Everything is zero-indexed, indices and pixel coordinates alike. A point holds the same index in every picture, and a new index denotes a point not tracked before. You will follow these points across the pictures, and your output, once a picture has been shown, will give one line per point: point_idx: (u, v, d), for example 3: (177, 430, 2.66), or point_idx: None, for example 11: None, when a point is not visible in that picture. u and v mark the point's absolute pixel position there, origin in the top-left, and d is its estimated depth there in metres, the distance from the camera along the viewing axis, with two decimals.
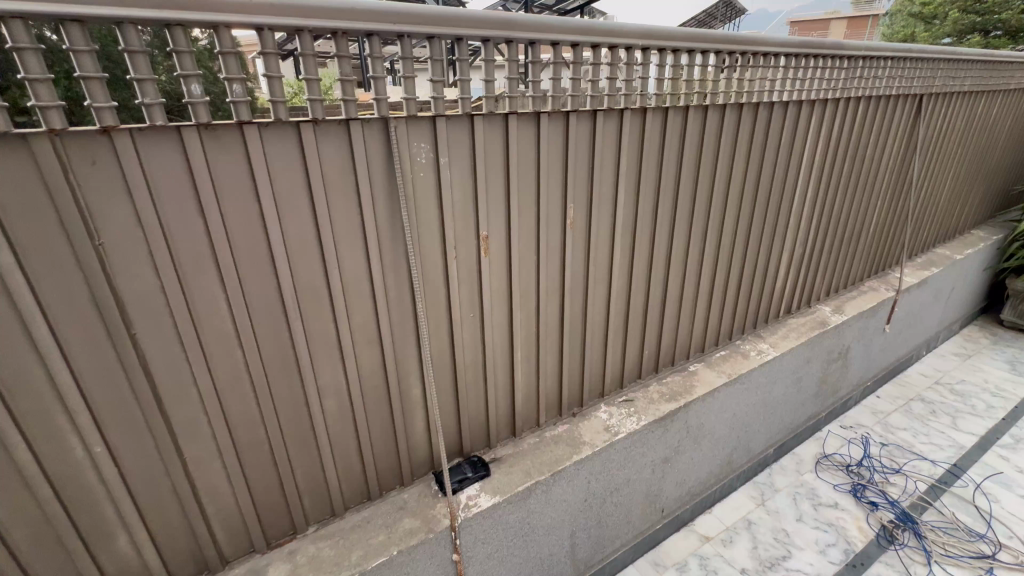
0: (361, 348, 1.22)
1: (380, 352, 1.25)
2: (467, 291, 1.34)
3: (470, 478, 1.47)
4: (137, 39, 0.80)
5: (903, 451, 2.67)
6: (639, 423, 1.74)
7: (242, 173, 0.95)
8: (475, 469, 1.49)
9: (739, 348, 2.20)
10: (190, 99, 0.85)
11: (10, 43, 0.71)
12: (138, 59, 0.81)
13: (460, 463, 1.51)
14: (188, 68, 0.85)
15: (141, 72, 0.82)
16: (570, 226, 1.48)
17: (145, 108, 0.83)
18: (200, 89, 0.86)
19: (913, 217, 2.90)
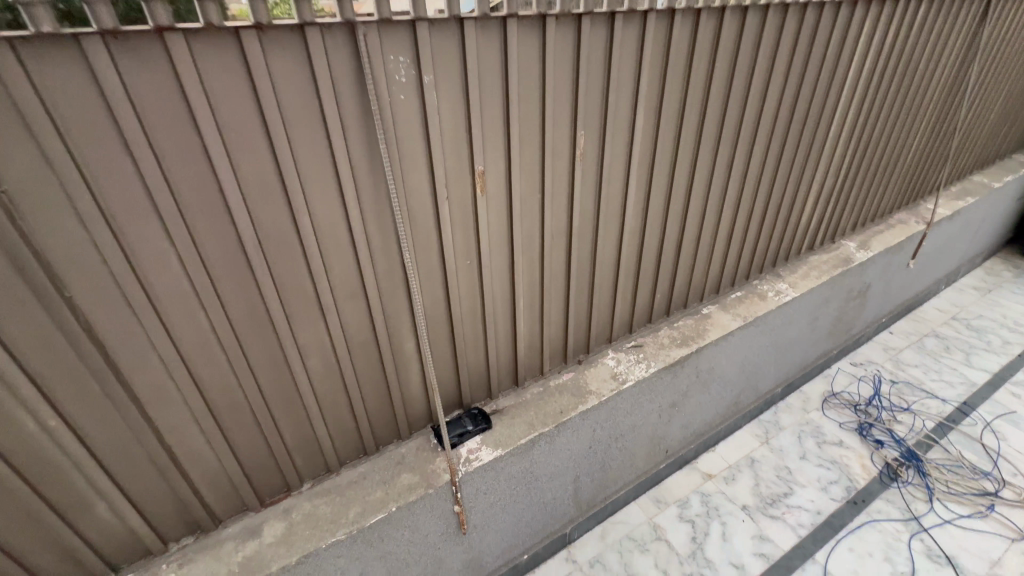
0: (345, 301, 1.09)
1: (367, 305, 1.12)
2: (462, 235, 1.19)
3: (471, 431, 1.40)
4: None
5: (912, 389, 2.63)
6: (647, 370, 1.66)
7: (173, 99, 0.76)
8: (476, 422, 1.41)
9: (756, 288, 2.07)
10: None
11: None
12: None
13: (460, 415, 1.43)
14: None
15: None
16: (580, 159, 1.28)
17: (24, 8, 0.62)
18: None
19: (956, 141, 2.63)
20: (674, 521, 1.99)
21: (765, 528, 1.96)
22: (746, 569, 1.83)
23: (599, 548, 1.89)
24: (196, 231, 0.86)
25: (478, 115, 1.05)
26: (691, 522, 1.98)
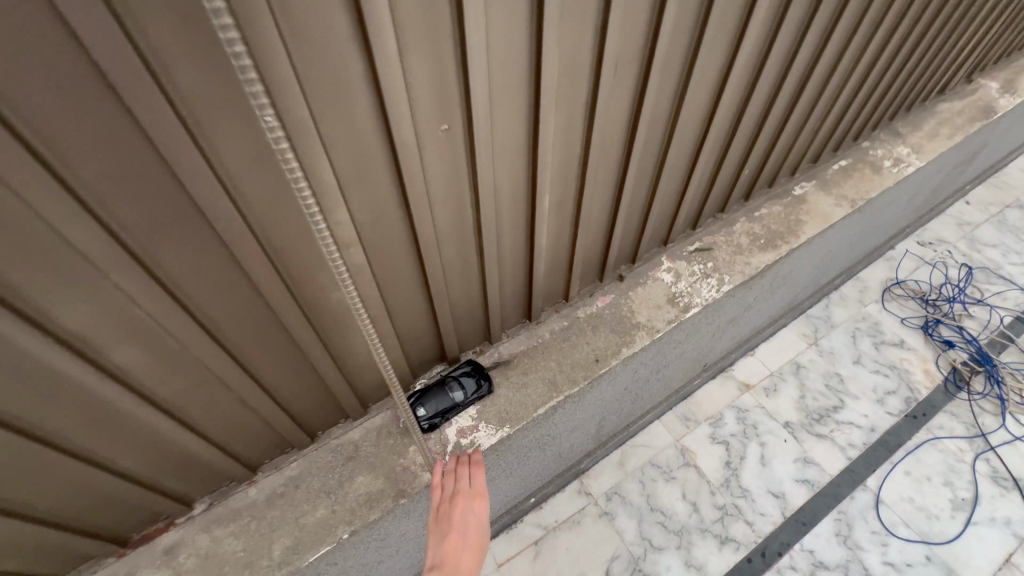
0: (145, 222, 0.48)
1: (210, 228, 0.51)
2: (425, 64, 0.51)
3: (463, 403, 0.91)
4: None
5: (989, 275, 2.18)
6: (720, 289, 1.11)
7: None
8: (469, 390, 0.91)
9: (868, 154, 1.43)
10: None
11: None
12: None
13: (445, 376, 0.92)
14: None
15: None
16: None
17: None
18: None
19: None
20: (706, 443, 1.67)
21: (811, 449, 1.67)
22: (787, 499, 1.56)
23: (617, 478, 1.60)
24: None
25: None
26: (724, 445, 1.67)
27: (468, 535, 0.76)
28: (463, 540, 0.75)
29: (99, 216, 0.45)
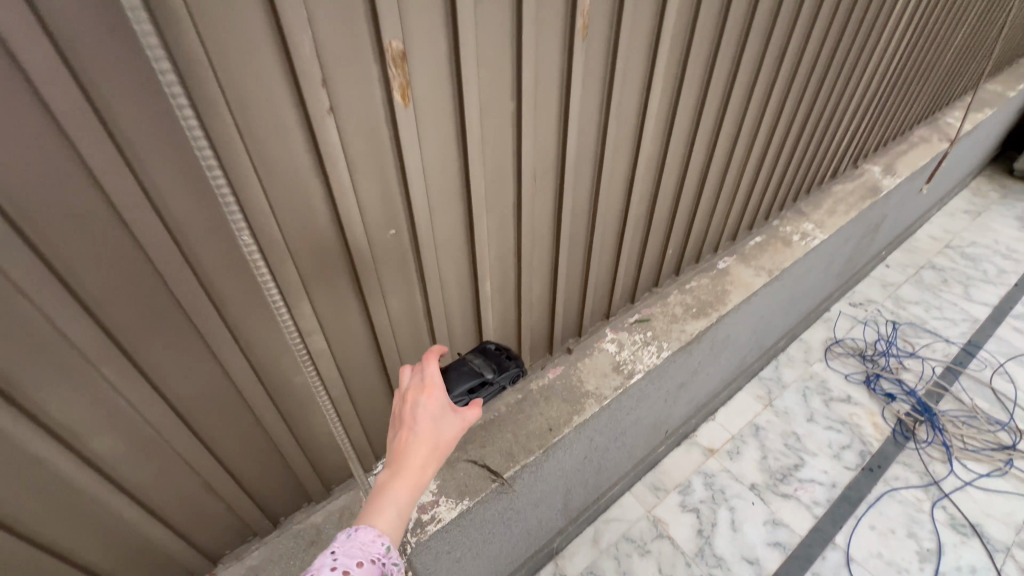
0: (137, 324, 0.57)
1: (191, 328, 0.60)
2: (373, 183, 0.65)
3: (490, 385, 0.79)
4: None
5: (917, 330, 2.38)
6: (659, 355, 1.23)
7: None
8: (500, 369, 0.81)
9: (779, 231, 1.65)
10: None
11: None
12: None
13: (469, 358, 0.82)
14: None
15: None
16: (582, 38, 0.73)
17: None
18: None
19: (990, 37, 2.22)
20: (676, 512, 1.69)
21: (778, 510, 1.70)
22: (761, 564, 1.56)
23: (592, 556, 1.57)
24: None
25: None
26: (695, 512, 1.69)
27: (425, 420, 0.60)
28: (415, 426, 0.59)
29: (100, 320, 0.54)
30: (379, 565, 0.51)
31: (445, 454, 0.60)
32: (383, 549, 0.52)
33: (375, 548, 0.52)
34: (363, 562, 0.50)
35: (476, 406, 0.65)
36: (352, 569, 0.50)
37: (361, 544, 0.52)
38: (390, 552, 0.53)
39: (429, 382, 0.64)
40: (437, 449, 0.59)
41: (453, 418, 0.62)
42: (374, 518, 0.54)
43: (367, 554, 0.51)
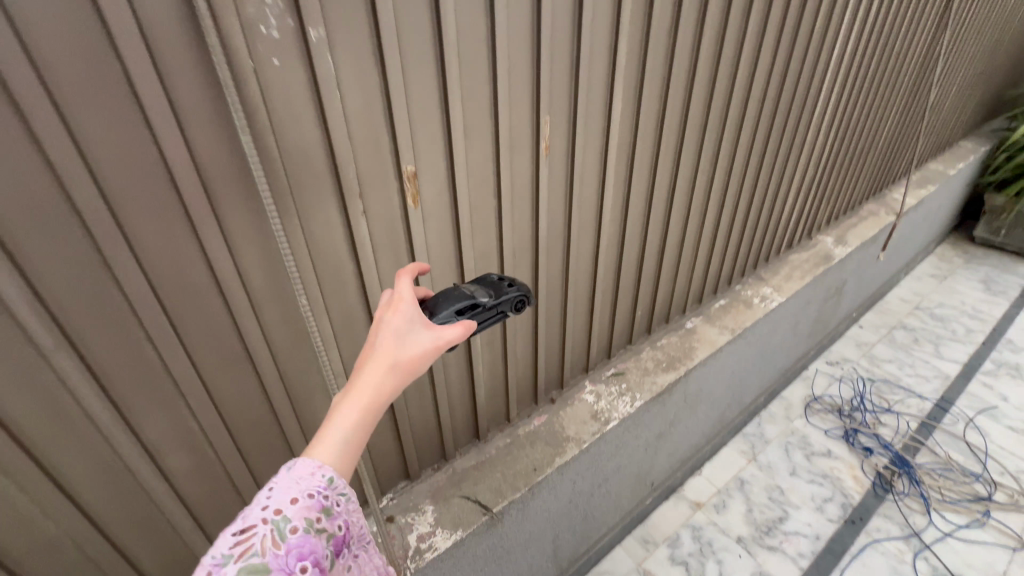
0: (219, 370, 0.75)
1: (255, 373, 0.79)
2: (391, 263, 0.87)
3: (486, 310, 0.76)
4: None
5: (891, 386, 2.52)
6: (633, 404, 1.39)
7: None
8: (497, 295, 0.77)
9: (741, 294, 1.87)
10: None
11: None
12: None
13: (466, 286, 0.80)
14: None
15: None
16: (546, 154, 0.98)
17: None
18: None
19: (920, 126, 2.57)
20: (666, 565, 1.75)
21: (764, 562, 1.76)
22: None
23: None
24: None
25: (400, 79, 0.72)
26: (684, 564, 1.75)
27: (385, 342, 0.61)
28: (375, 348, 0.60)
29: (197, 367, 0.73)
30: (317, 501, 0.52)
31: (404, 375, 0.60)
32: (323, 484, 0.53)
33: (315, 482, 0.53)
34: (297, 499, 0.51)
35: (444, 331, 0.64)
36: (284, 506, 0.51)
37: (302, 478, 0.53)
38: (332, 487, 0.54)
39: (395, 308, 0.64)
40: (394, 370, 0.59)
41: (416, 341, 0.62)
42: (320, 441, 0.55)
43: (304, 486, 0.52)
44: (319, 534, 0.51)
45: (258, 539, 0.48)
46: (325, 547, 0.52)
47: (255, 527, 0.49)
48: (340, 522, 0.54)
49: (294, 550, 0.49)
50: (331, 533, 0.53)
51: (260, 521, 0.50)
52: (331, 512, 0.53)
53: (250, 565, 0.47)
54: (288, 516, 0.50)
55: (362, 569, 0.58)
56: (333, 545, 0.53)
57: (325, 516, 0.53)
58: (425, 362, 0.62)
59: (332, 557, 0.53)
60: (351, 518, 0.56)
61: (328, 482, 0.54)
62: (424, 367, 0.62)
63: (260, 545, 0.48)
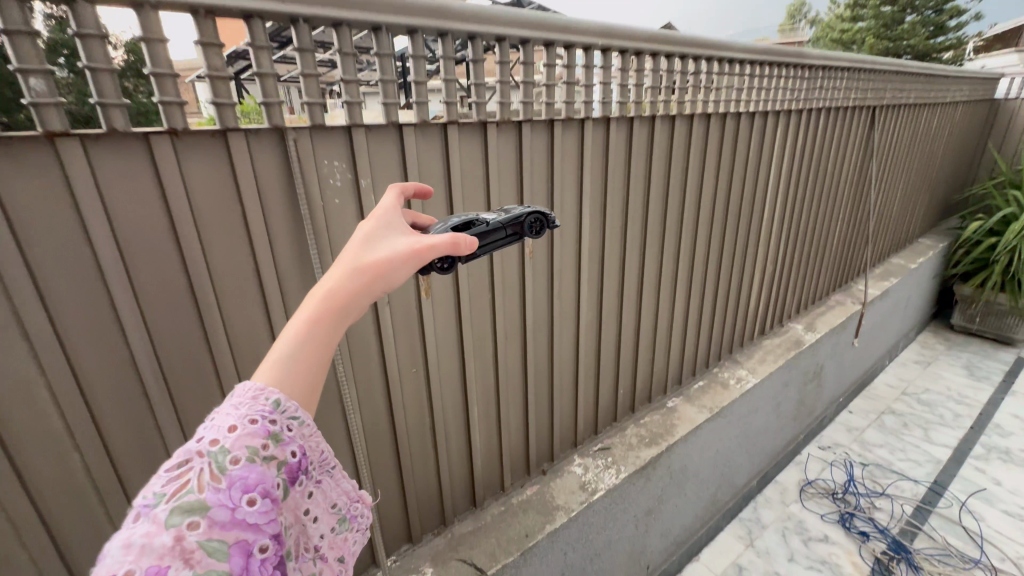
0: None
1: None
2: (407, 343, 1.09)
3: (491, 228, 0.79)
4: (21, 15, 0.57)
5: (884, 470, 2.57)
6: (618, 475, 1.51)
7: (70, 223, 0.66)
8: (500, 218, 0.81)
9: (718, 376, 2.05)
10: (31, 99, 0.59)
11: None
12: (19, 41, 0.57)
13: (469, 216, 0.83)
14: (27, 59, 0.58)
15: (26, 62, 0.58)
16: (530, 257, 1.26)
17: (34, 108, 0.60)
18: (46, 85, 0.60)
19: (870, 227, 2.92)
20: None
21: None
22: None
23: None
24: (81, 359, 0.72)
25: (420, 208, 1.00)
26: None
27: (351, 246, 0.57)
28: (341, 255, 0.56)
29: None
30: (263, 426, 0.47)
31: (367, 278, 0.54)
32: (269, 407, 0.48)
33: (259, 406, 0.47)
34: (237, 426, 0.46)
35: (420, 241, 0.59)
36: (222, 436, 0.45)
37: (245, 402, 0.48)
38: (280, 410, 0.48)
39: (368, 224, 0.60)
40: (354, 272, 0.53)
41: (385, 248, 0.56)
42: (272, 351, 0.51)
43: (250, 408, 0.47)
44: (268, 463, 0.46)
45: (193, 476, 0.42)
46: (277, 477, 0.47)
47: (191, 462, 0.43)
48: (293, 448, 0.49)
49: (238, 483, 0.44)
50: (283, 462, 0.48)
51: (196, 456, 0.44)
52: (282, 438, 0.48)
53: (181, 505, 0.40)
54: (227, 446, 0.44)
55: (324, 498, 0.55)
56: (286, 473, 0.48)
57: (275, 442, 0.47)
58: (396, 267, 0.56)
59: (287, 485, 0.48)
60: (307, 444, 0.51)
61: (273, 403, 0.48)
62: (395, 272, 0.56)
63: (195, 483, 0.42)
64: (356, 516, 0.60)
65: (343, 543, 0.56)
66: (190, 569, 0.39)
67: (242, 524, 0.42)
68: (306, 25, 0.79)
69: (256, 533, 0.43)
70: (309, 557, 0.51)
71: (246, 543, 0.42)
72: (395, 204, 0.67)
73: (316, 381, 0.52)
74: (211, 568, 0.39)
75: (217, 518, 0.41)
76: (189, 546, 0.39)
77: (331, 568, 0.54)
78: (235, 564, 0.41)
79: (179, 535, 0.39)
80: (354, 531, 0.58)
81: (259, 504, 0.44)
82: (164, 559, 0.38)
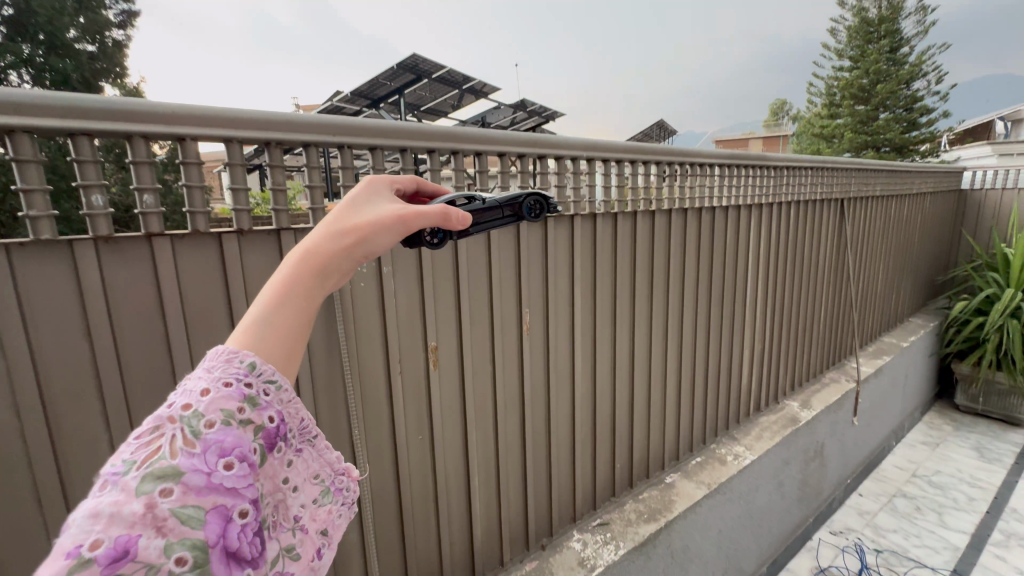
0: None
1: None
2: (415, 411, 1.19)
3: (488, 206, 0.83)
4: (146, 152, 0.80)
5: (899, 558, 2.47)
6: (617, 551, 1.51)
7: (149, 300, 0.83)
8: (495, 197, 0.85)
9: (715, 452, 2.09)
10: (142, 209, 0.80)
11: (13, 157, 0.69)
12: (143, 170, 0.80)
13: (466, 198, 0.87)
14: (145, 180, 0.81)
15: (143, 183, 0.81)
16: (527, 333, 1.40)
17: (142, 216, 0.81)
18: (154, 199, 0.82)
19: (855, 307, 3.08)
20: None
21: None
22: None
23: None
24: (136, 413, 0.85)
25: (431, 289, 1.16)
26: None
27: (332, 215, 0.59)
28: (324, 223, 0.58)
29: None
30: (238, 390, 0.45)
31: (349, 242, 0.56)
32: (244, 370, 0.47)
33: (233, 369, 0.46)
34: (211, 389, 0.44)
35: (401, 210, 0.61)
36: (194, 400, 0.43)
37: (219, 365, 0.47)
38: (256, 373, 0.47)
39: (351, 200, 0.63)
40: (337, 236, 0.56)
41: (367, 216, 0.59)
42: (249, 312, 0.51)
43: (223, 372, 0.46)
44: (244, 427, 0.44)
45: (165, 443, 0.40)
46: (254, 443, 0.45)
47: (163, 430, 0.42)
48: (271, 414, 0.47)
49: (214, 447, 0.42)
50: (260, 427, 0.46)
51: (168, 422, 0.42)
52: (259, 402, 0.46)
53: (152, 472, 0.38)
54: (200, 410, 0.43)
55: (304, 468, 0.53)
56: (264, 440, 0.46)
57: (251, 406, 0.45)
58: (376, 231, 0.58)
59: (264, 452, 0.46)
60: (285, 411, 0.49)
61: (248, 364, 0.47)
62: (378, 236, 0.58)
63: (167, 449, 0.40)
64: (340, 489, 0.58)
65: (326, 515, 0.54)
66: (163, 537, 0.36)
67: (219, 489, 0.40)
68: (350, 149, 1.00)
69: (235, 498, 0.41)
70: (287, 527, 0.49)
71: (225, 509, 0.40)
72: (381, 185, 0.70)
73: (293, 342, 0.51)
74: (187, 535, 0.37)
75: (192, 483, 0.39)
76: (162, 514, 0.37)
77: (312, 542, 0.51)
78: (212, 531, 0.39)
79: (150, 502, 0.37)
80: (338, 504, 0.57)
81: (236, 469, 0.42)
82: (135, 528, 0.36)
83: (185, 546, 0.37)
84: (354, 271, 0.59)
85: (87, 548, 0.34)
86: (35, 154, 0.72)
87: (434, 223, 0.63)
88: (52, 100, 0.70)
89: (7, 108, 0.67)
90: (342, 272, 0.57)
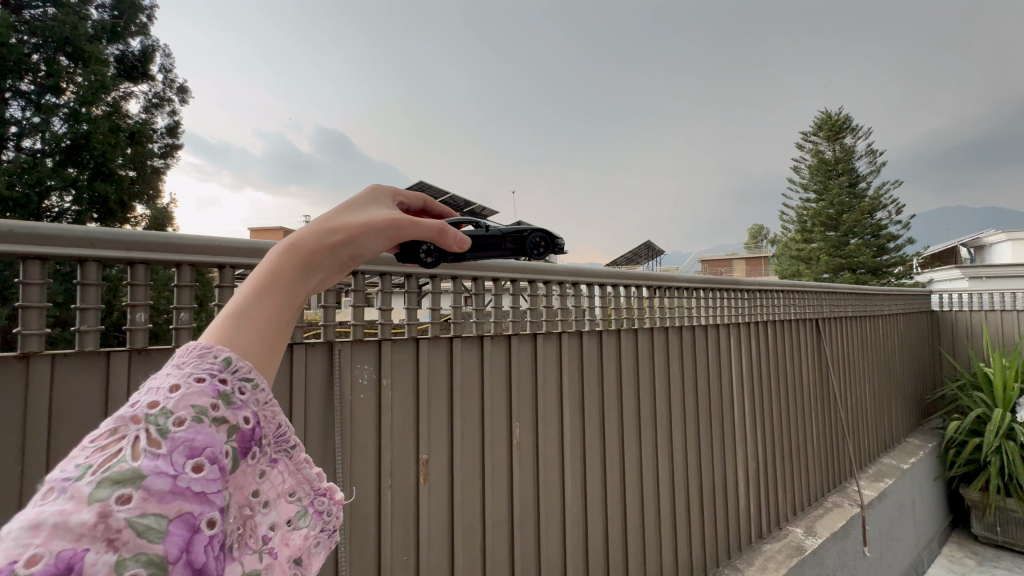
0: None
1: None
2: (403, 526, 1.18)
3: (492, 233, 0.90)
4: (190, 277, 0.94)
5: None
6: None
7: None
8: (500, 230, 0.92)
9: None
10: (177, 325, 0.92)
11: (80, 281, 0.82)
12: (184, 291, 0.92)
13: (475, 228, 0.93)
14: (184, 300, 0.93)
15: (182, 302, 0.92)
16: (517, 446, 1.43)
17: (174, 331, 0.92)
18: (188, 316, 0.93)
19: (847, 426, 3.09)
20: None
21: None
22: None
23: None
24: None
25: (425, 398, 1.23)
26: None
27: (330, 213, 0.57)
28: (318, 222, 0.56)
29: None
30: (212, 385, 0.43)
31: (340, 240, 0.55)
32: (218, 365, 0.45)
33: (207, 364, 0.44)
34: (181, 385, 0.42)
35: (397, 214, 0.60)
36: (161, 397, 0.41)
37: (191, 360, 0.44)
38: (232, 368, 0.45)
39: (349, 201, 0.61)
40: (329, 233, 0.54)
41: (362, 218, 0.58)
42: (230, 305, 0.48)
43: (197, 368, 0.44)
44: (217, 426, 0.42)
45: (125, 448, 0.38)
46: (227, 445, 0.43)
47: (123, 434, 0.39)
48: (246, 414, 0.45)
49: (182, 447, 0.39)
50: (234, 427, 0.44)
51: (130, 424, 0.40)
52: (233, 400, 0.44)
53: (113, 475, 0.36)
54: (168, 408, 0.41)
55: (278, 482, 0.51)
56: (237, 442, 0.44)
57: (225, 404, 0.43)
58: (369, 232, 0.57)
59: (236, 456, 0.44)
60: (262, 413, 0.47)
61: (224, 360, 0.45)
62: (370, 238, 0.57)
63: (128, 453, 0.38)
64: (320, 512, 0.55)
65: (302, 540, 0.52)
66: (115, 552, 0.33)
67: (185, 494, 0.38)
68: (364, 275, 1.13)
69: (202, 506, 0.39)
70: (254, 549, 0.46)
71: (191, 518, 0.38)
72: (386, 191, 0.69)
73: (274, 336, 0.49)
74: (143, 550, 0.34)
75: (154, 489, 0.36)
76: (116, 524, 0.33)
77: (283, 567, 0.48)
78: (174, 544, 0.36)
79: (103, 511, 0.33)
80: (317, 529, 0.54)
81: (206, 472, 0.40)
82: (82, 540, 0.32)
83: (139, 563, 0.33)
84: (341, 272, 0.56)
85: (21, 564, 0.29)
86: (97, 278, 0.85)
87: (428, 236, 0.63)
88: (120, 237, 0.85)
89: (87, 242, 0.81)
90: (329, 269, 0.54)
